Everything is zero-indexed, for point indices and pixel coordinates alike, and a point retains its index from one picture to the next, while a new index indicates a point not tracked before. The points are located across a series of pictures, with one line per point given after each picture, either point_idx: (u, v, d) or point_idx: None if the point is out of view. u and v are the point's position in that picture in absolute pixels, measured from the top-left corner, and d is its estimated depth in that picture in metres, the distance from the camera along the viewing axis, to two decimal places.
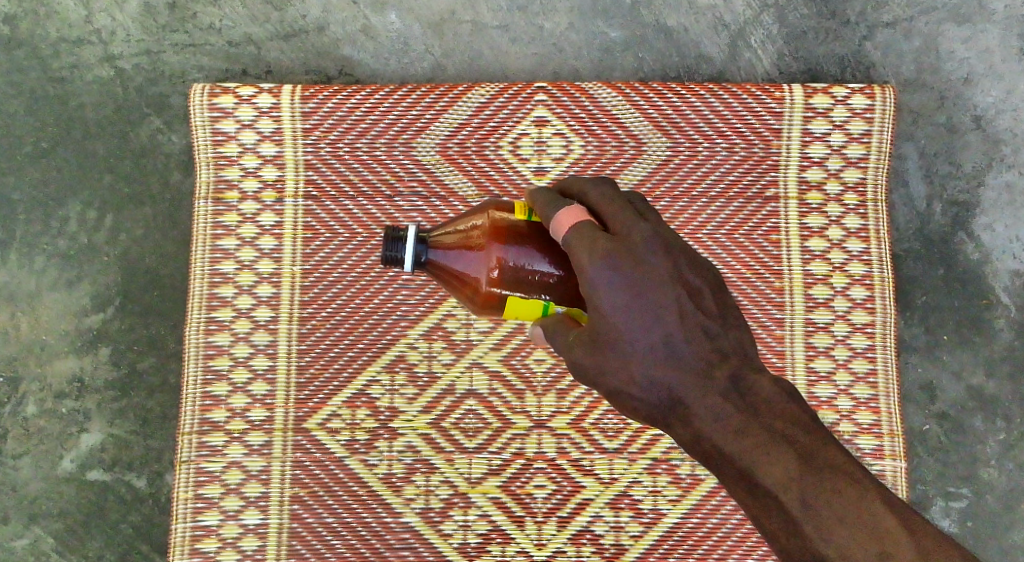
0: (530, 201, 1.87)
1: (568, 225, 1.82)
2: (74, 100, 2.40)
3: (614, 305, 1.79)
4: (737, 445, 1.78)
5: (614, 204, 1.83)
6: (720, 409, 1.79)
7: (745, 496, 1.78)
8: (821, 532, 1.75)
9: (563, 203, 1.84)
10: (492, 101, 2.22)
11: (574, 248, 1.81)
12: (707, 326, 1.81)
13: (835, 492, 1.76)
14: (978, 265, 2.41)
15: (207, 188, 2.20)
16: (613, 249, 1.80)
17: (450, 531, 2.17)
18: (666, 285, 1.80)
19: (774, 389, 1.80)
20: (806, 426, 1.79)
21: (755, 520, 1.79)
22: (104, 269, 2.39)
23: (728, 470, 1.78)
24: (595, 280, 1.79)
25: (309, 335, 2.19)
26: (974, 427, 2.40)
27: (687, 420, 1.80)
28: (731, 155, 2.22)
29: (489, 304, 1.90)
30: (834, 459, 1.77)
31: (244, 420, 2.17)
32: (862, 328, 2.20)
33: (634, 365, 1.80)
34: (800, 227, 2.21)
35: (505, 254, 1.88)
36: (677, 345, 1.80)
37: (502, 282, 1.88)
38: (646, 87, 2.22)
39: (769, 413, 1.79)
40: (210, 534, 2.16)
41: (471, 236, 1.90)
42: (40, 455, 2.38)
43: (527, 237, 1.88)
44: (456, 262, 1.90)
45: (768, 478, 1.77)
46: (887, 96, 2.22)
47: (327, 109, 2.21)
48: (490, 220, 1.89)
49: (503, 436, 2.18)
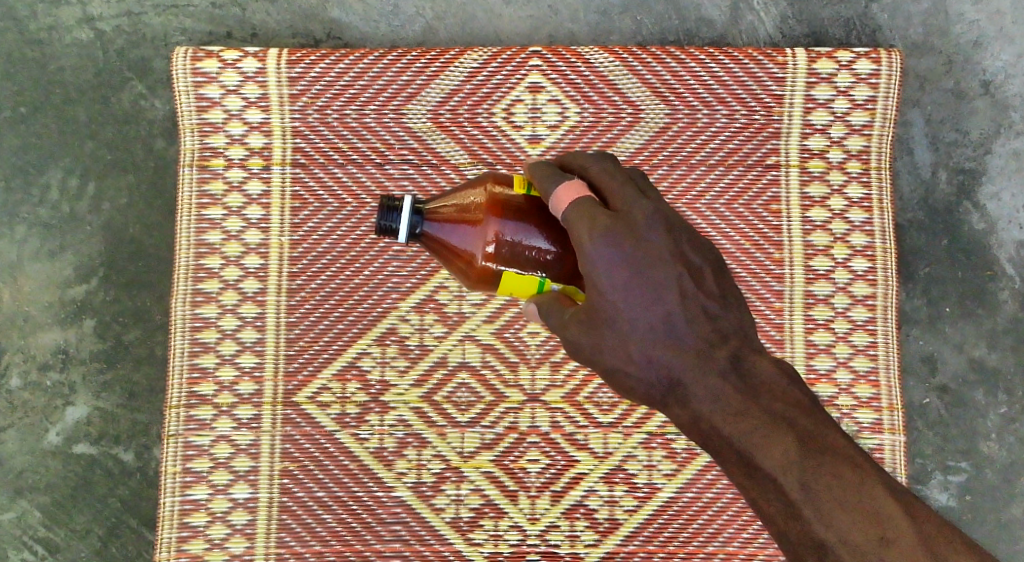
0: (528, 174, 1.82)
1: (567, 201, 1.77)
2: (53, 64, 2.34)
3: (612, 282, 1.74)
4: (736, 427, 1.73)
5: (615, 181, 1.78)
6: (720, 392, 1.74)
7: (743, 478, 1.73)
8: (822, 517, 1.70)
9: (563, 177, 1.78)
10: (485, 66, 2.16)
11: (572, 224, 1.76)
12: (708, 306, 1.76)
13: (836, 476, 1.71)
14: (982, 236, 2.36)
15: (192, 155, 2.14)
16: (614, 226, 1.74)
17: (442, 506, 2.12)
18: (666, 264, 1.75)
19: (774, 372, 1.75)
20: (807, 410, 1.74)
21: (751, 503, 1.73)
22: (89, 239, 2.33)
23: (727, 452, 1.73)
24: (594, 257, 1.74)
25: (298, 307, 2.13)
26: (975, 400, 2.35)
27: (685, 401, 1.74)
28: (731, 123, 2.16)
29: (483, 279, 1.84)
30: (835, 444, 1.73)
31: (232, 394, 2.12)
32: (863, 300, 2.15)
33: (632, 345, 1.74)
34: (801, 197, 2.16)
35: (502, 228, 1.82)
36: (677, 325, 1.75)
37: (499, 258, 1.82)
38: (644, 51, 2.16)
39: (768, 396, 1.74)
40: (199, 508, 2.10)
41: (468, 209, 1.84)
42: (25, 428, 2.32)
43: (526, 212, 1.83)
44: (451, 235, 1.84)
45: (768, 461, 1.71)
46: (893, 60, 2.16)
47: (315, 74, 2.14)
48: (488, 194, 1.83)
49: (497, 410, 2.13)
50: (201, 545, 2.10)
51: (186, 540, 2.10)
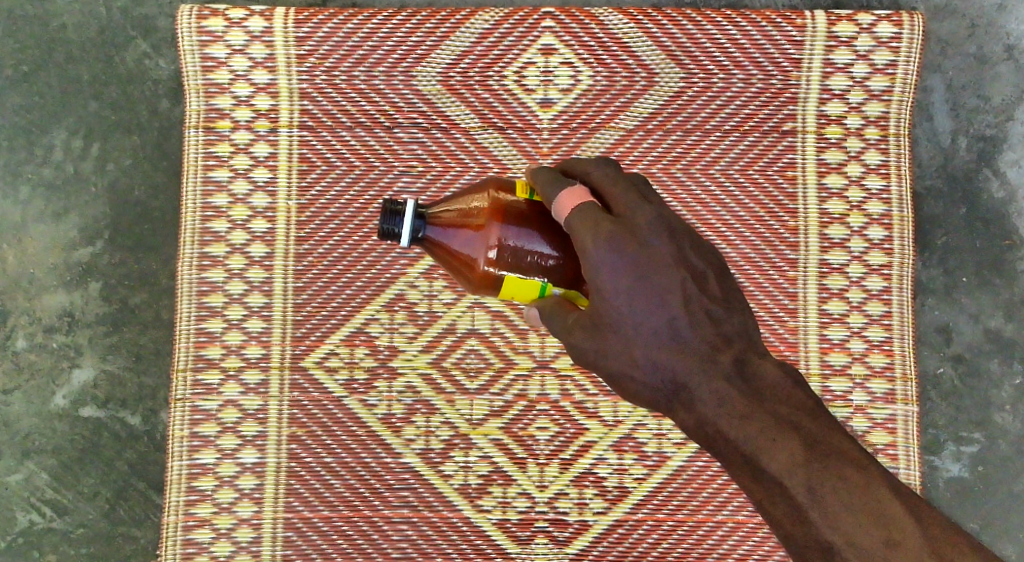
0: (531, 180, 1.79)
1: (571, 207, 1.74)
2: (56, 21, 2.31)
3: (616, 288, 1.71)
4: (741, 430, 1.70)
5: (618, 186, 1.74)
6: (725, 395, 1.71)
7: (750, 482, 1.70)
8: (828, 520, 1.67)
9: (565, 183, 1.75)
10: (497, 28, 2.12)
11: (576, 230, 1.72)
12: (712, 310, 1.72)
13: (841, 478, 1.68)
14: (1002, 204, 2.32)
15: (197, 116, 2.10)
16: (617, 231, 1.71)
17: (450, 472, 2.09)
18: (669, 269, 1.72)
19: (780, 375, 1.72)
20: (812, 412, 1.71)
21: (757, 505, 1.71)
22: (94, 200, 2.30)
23: (733, 456, 1.70)
24: (599, 263, 1.71)
25: (306, 272, 2.10)
26: (990, 371, 2.32)
27: (690, 404, 1.71)
28: (747, 87, 2.12)
29: (486, 284, 1.81)
30: (840, 446, 1.69)
31: (240, 357, 2.09)
32: (879, 269, 2.11)
33: (637, 348, 1.71)
34: (817, 163, 2.12)
35: (504, 234, 1.78)
36: (681, 330, 1.71)
37: (501, 263, 1.79)
38: (659, 13, 2.11)
39: (774, 399, 1.71)
40: (206, 472, 2.08)
41: (471, 213, 1.80)
42: (31, 390, 2.30)
43: (528, 218, 1.79)
44: (454, 241, 1.81)
45: (773, 464, 1.68)
46: (915, 23, 2.12)
47: (323, 34, 2.10)
48: (491, 199, 1.80)
49: (506, 378, 2.10)
50: (208, 509, 2.08)
51: (194, 504, 2.08)
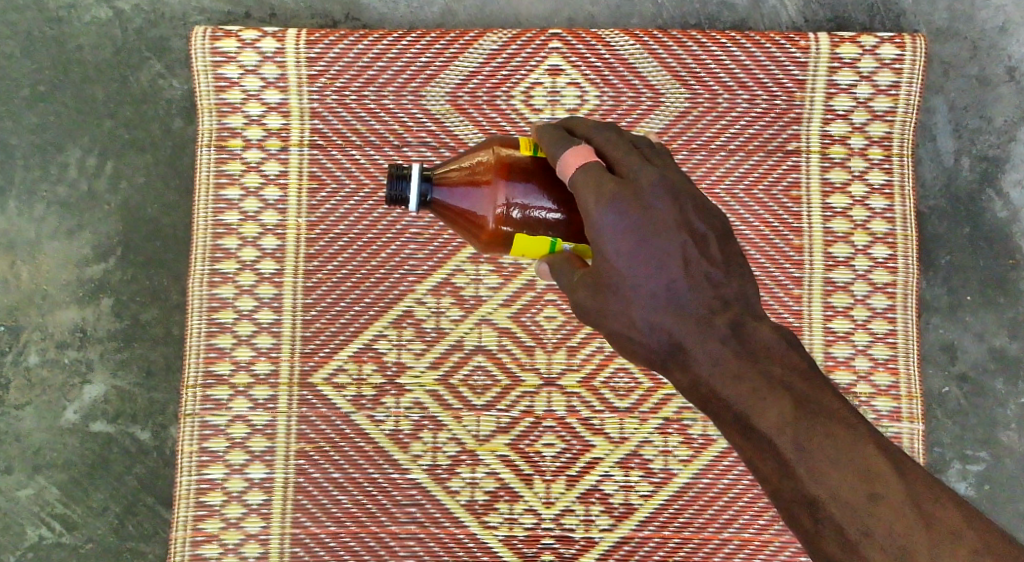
0: (536, 136, 1.78)
1: (575, 166, 1.74)
2: (72, 42, 2.34)
3: (617, 250, 1.71)
4: (733, 389, 1.71)
5: (620, 148, 1.75)
6: (719, 356, 1.72)
7: (741, 440, 1.71)
8: (814, 475, 1.68)
9: (570, 142, 1.75)
10: (504, 49, 2.15)
11: (579, 189, 1.73)
12: (711, 273, 1.73)
13: (830, 435, 1.69)
14: (1006, 223, 2.34)
15: (210, 135, 2.13)
16: (620, 193, 1.71)
17: (457, 488, 2.11)
18: (670, 232, 1.72)
19: (775, 337, 1.73)
20: (805, 374, 1.73)
21: (747, 462, 1.72)
22: (107, 218, 2.33)
23: (724, 414, 1.72)
24: (601, 224, 1.71)
25: (315, 288, 2.12)
26: (995, 390, 2.33)
27: (685, 364, 1.72)
28: (752, 107, 2.14)
29: (495, 242, 1.81)
30: (830, 405, 1.71)
31: (249, 373, 2.11)
32: (884, 288, 2.13)
33: (635, 310, 1.72)
34: (821, 183, 2.14)
35: (512, 190, 1.79)
36: (680, 293, 1.72)
37: (509, 220, 1.79)
38: (665, 35, 2.14)
39: (767, 359, 1.72)
40: (215, 487, 2.10)
41: (476, 172, 1.80)
42: (42, 405, 2.32)
43: (534, 174, 1.79)
44: (462, 200, 1.80)
45: (764, 422, 1.70)
46: (918, 45, 2.14)
47: (334, 54, 2.13)
48: (496, 155, 1.80)
49: (513, 394, 2.12)
50: (217, 524, 2.10)
51: (202, 519, 2.10)
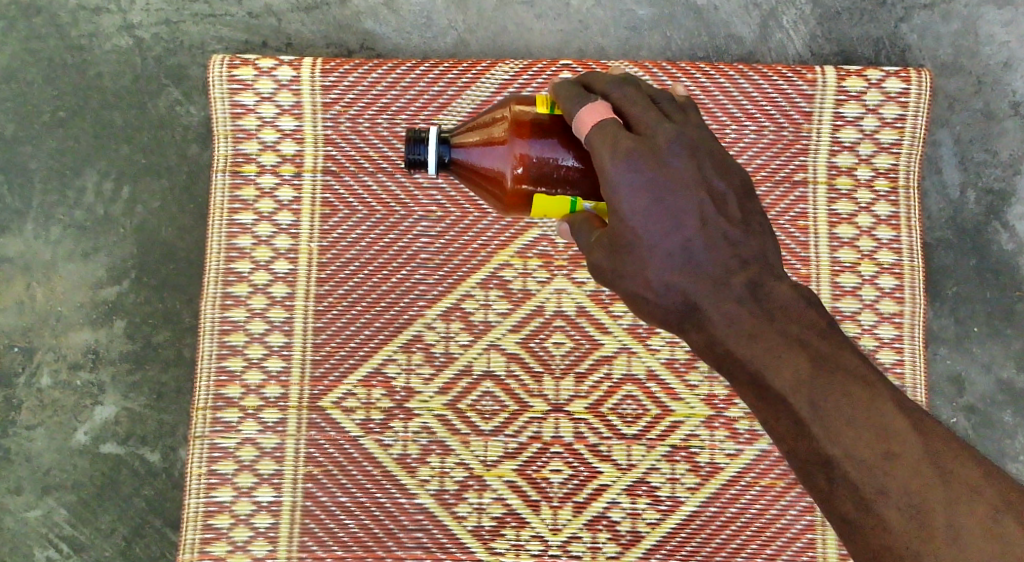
0: (553, 94, 1.80)
1: (590, 124, 1.76)
2: (93, 70, 2.37)
3: (633, 209, 1.73)
4: (749, 348, 1.74)
5: (637, 105, 1.77)
6: (735, 315, 1.74)
7: (756, 399, 1.74)
8: (830, 434, 1.71)
9: (586, 99, 1.77)
10: (516, 79, 2.18)
11: (596, 147, 1.75)
12: (728, 233, 1.75)
13: (845, 394, 1.71)
14: (1012, 256, 2.36)
15: (225, 161, 2.16)
16: (636, 150, 1.73)
17: (464, 513, 2.13)
18: (688, 190, 1.74)
19: (793, 296, 1.75)
20: (823, 331, 1.75)
21: (764, 422, 1.75)
22: (123, 241, 2.36)
23: (739, 373, 1.74)
24: (617, 181, 1.73)
25: (325, 312, 2.15)
26: (1003, 421, 2.35)
27: (701, 324, 1.75)
28: (760, 138, 2.17)
29: (515, 202, 1.84)
30: (847, 363, 1.73)
31: (259, 397, 2.13)
32: (890, 318, 2.15)
33: (650, 270, 1.74)
34: (828, 213, 2.16)
35: (528, 150, 1.82)
36: (697, 253, 1.74)
37: (527, 179, 1.82)
38: (673, 66, 2.17)
39: (785, 319, 1.74)
40: (223, 510, 2.12)
41: (494, 132, 1.84)
42: (54, 426, 2.35)
43: (552, 132, 1.82)
44: (481, 160, 1.84)
45: (780, 381, 1.72)
46: (922, 80, 2.18)
47: (348, 82, 2.17)
48: (513, 114, 1.83)
49: (520, 420, 2.14)
50: (224, 547, 2.12)
51: (209, 542, 2.11)
